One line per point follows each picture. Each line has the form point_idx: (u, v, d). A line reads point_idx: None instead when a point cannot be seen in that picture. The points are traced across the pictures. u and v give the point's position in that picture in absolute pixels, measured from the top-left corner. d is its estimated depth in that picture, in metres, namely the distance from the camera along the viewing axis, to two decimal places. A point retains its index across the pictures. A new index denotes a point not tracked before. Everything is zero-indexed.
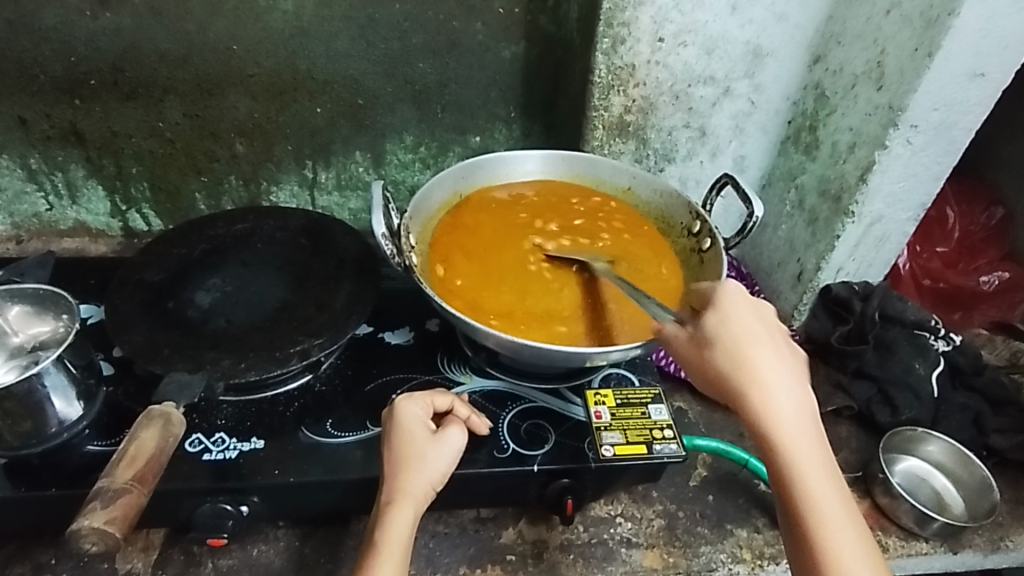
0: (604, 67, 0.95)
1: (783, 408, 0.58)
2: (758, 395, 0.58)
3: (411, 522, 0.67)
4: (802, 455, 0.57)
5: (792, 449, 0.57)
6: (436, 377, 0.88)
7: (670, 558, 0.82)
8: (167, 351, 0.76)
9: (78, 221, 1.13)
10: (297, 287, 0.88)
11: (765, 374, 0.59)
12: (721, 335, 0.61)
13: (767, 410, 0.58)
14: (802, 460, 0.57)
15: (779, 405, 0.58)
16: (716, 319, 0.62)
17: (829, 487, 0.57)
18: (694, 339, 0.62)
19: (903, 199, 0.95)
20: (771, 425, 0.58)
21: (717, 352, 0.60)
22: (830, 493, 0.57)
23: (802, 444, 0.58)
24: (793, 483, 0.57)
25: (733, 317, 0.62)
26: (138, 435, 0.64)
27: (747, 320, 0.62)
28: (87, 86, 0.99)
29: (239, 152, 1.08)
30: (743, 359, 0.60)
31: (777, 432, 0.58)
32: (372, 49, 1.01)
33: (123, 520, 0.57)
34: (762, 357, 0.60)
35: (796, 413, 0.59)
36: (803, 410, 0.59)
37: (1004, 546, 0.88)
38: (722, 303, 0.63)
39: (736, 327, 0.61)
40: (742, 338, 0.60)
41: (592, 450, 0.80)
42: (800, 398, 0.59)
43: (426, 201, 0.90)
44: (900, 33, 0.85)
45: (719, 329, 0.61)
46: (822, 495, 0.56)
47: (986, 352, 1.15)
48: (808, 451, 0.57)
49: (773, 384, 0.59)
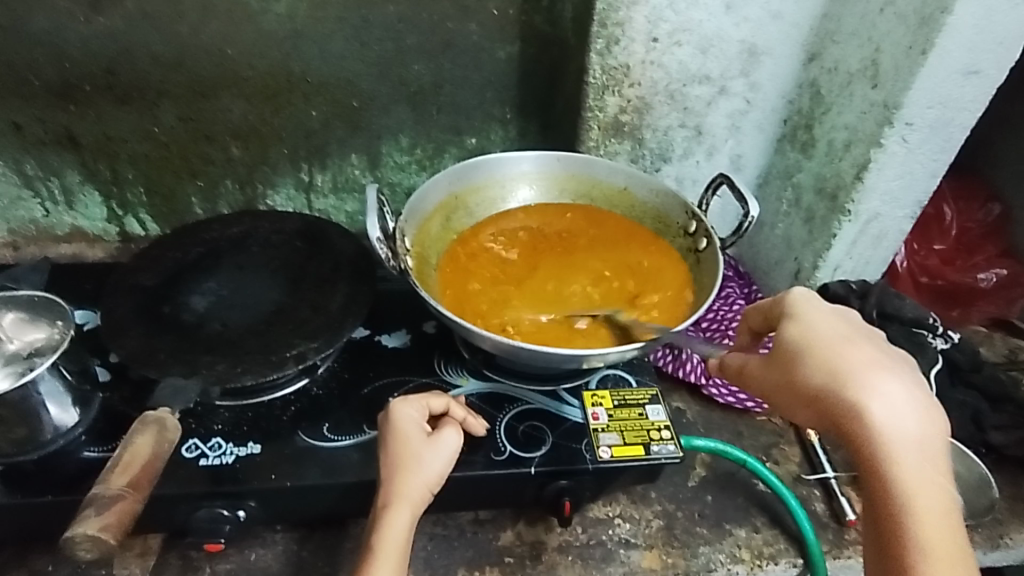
0: (599, 67, 0.95)
1: (891, 412, 0.57)
2: (856, 392, 0.58)
3: (407, 525, 0.67)
4: (903, 455, 0.56)
5: (892, 450, 0.56)
6: (433, 379, 0.87)
7: (669, 559, 0.82)
8: (161, 356, 0.76)
9: (74, 226, 1.13)
10: (293, 291, 0.87)
11: (860, 374, 0.59)
12: (808, 337, 0.62)
13: (862, 407, 0.57)
14: (904, 460, 0.55)
15: (884, 407, 0.57)
16: (798, 327, 0.63)
17: (934, 492, 0.54)
18: (780, 346, 0.64)
19: (900, 196, 0.95)
20: (869, 424, 0.57)
21: (806, 356, 0.61)
22: (933, 497, 0.54)
23: (901, 443, 0.56)
24: (894, 487, 0.55)
25: (821, 325, 0.63)
26: (131, 442, 0.64)
27: (836, 326, 0.63)
28: (81, 91, 0.99)
29: (235, 155, 1.08)
30: (840, 364, 0.59)
31: (874, 431, 0.57)
32: (366, 50, 1.01)
33: (117, 527, 0.57)
34: (858, 359, 0.60)
35: (899, 417, 0.57)
36: (909, 416, 0.57)
37: (1004, 543, 0.87)
38: (805, 312, 0.64)
39: (825, 331, 0.62)
40: (830, 341, 0.61)
41: (589, 452, 0.80)
42: (901, 400, 0.58)
43: (421, 204, 0.90)
44: (895, 30, 0.85)
45: (803, 335, 0.63)
46: (923, 499, 0.54)
47: (985, 348, 1.15)
48: (910, 453, 0.56)
49: (874, 386, 0.58)
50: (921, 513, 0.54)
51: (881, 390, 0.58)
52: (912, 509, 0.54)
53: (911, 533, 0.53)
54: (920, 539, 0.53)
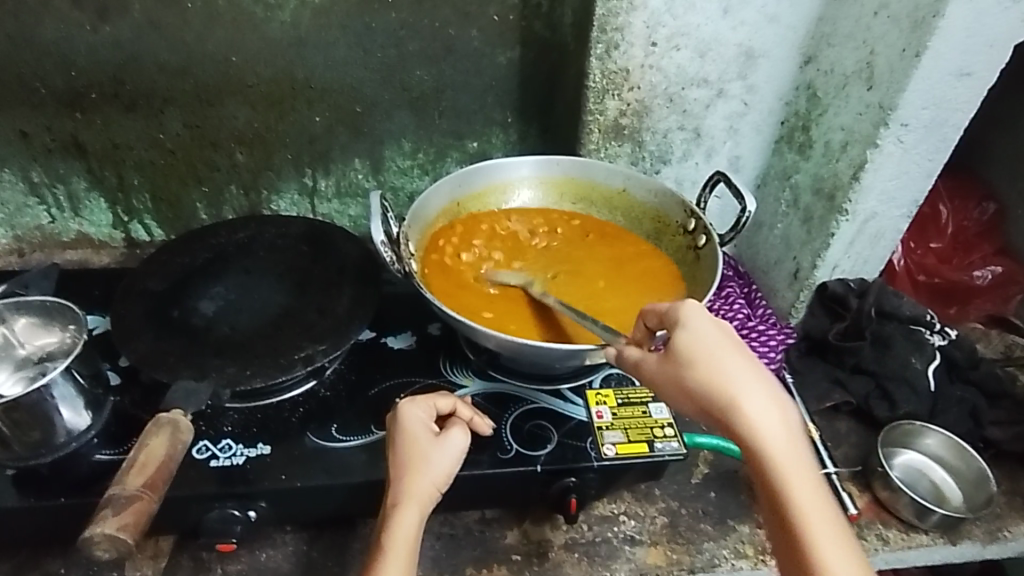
0: (599, 71, 0.96)
1: (762, 422, 0.59)
2: (736, 405, 0.60)
3: (416, 524, 0.68)
4: (783, 462, 0.58)
5: (774, 459, 0.58)
6: (439, 380, 0.89)
7: (674, 555, 0.83)
8: (171, 360, 0.77)
9: (80, 232, 1.14)
10: (300, 294, 0.89)
11: (737, 384, 0.61)
12: (691, 350, 0.62)
13: (744, 421, 0.59)
14: (787, 468, 0.58)
15: (756, 422, 0.59)
16: (682, 335, 0.63)
17: (819, 504, 0.57)
18: (667, 357, 0.63)
19: (896, 195, 0.96)
20: (752, 435, 0.59)
21: (690, 370, 0.62)
22: (819, 504, 0.57)
23: (781, 450, 0.59)
24: (778, 493, 0.57)
25: (699, 334, 0.63)
26: (147, 442, 0.65)
27: (718, 333, 0.63)
28: (87, 99, 1.00)
29: (239, 161, 1.10)
30: (719, 379, 0.61)
31: (758, 442, 0.59)
32: (369, 56, 1.02)
33: (135, 526, 0.58)
34: (733, 371, 0.61)
35: (774, 421, 0.60)
36: (784, 422, 0.60)
37: (1003, 537, 0.89)
38: (688, 321, 0.63)
39: (708, 341, 0.62)
40: (711, 350, 0.62)
41: (594, 449, 0.81)
42: (779, 414, 0.60)
43: (424, 208, 0.92)
44: (888, 34, 0.86)
45: (688, 347, 0.62)
46: (808, 502, 0.57)
47: (982, 345, 1.17)
48: (798, 475, 0.58)
49: (750, 395, 0.60)
50: (810, 520, 0.56)
51: (756, 400, 0.60)
52: (799, 515, 0.56)
53: (801, 540, 0.56)
54: (809, 544, 0.55)
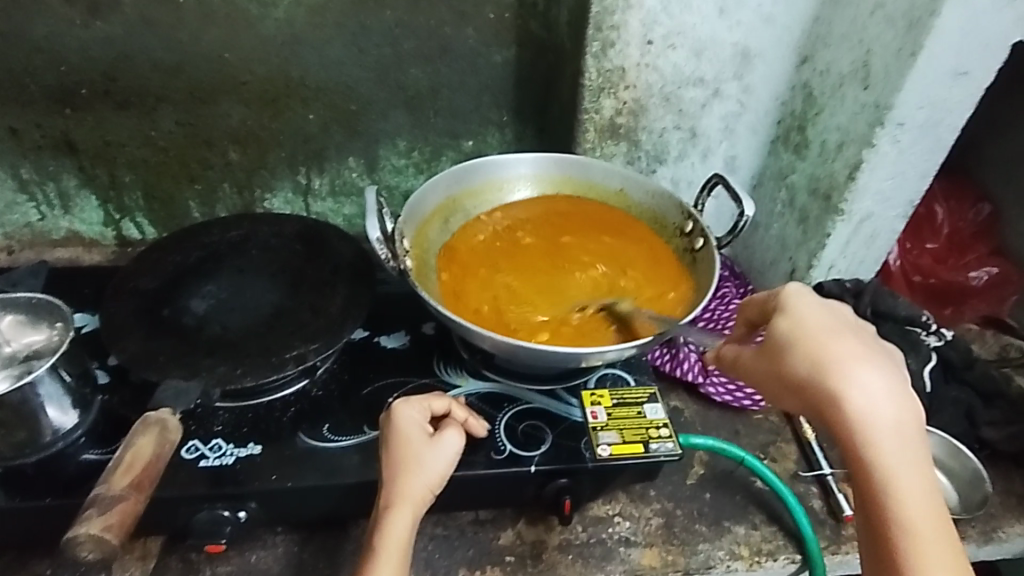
0: (595, 70, 0.96)
1: (874, 409, 0.56)
2: (846, 395, 0.56)
3: (409, 525, 0.67)
4: (894, 466, 0.55)
5: (878, 448, 0.55)
6: (433, 380, 0.88)
7: (668, 557, 0.83)
8: (161, 358, 0.77)
9: (70, 231, 1.13)
10: (292, 293, 0.88)
11: (852, 374, 0.57)
12: (799, 336, 0.59)
13: (858, 417, 0.56)
14: (892, 464, 0.55)
15: (869, 410, 0.56)
16: (788, 322, 0.61)
17: (926, 503, 0.54)
18: (770, 343, 0.61)
19: (892, 196, 0.96)
20: (870, 436, 0.55)
21: (793, 351, 0.59)
22: (928, 510, 0.54)
23: (897, 453, 0.55)
24: (887, 498, 0.54)
25: (808, 318, 0.61)
26: (134, 442, 0.64)
27: (831, 321, 0.60)
28: (79, 96, 0.99)
29: (233, 159, 1.09)
30: (827, 360, 0.58)
31: (867, 436, 0.55)
32: (364, 55, 1.02)
33: (120, 527, 0.57)
34: (845, 355, 0.58)
35: (891, 417, 0.56)
36: (903, 419, 0.56)
37: (998, 537, 0.89)
38: (794, 304, 0.62)
39: (813, 326, 0.60)
40: (824, 337, 0.59)
41: (589, 451, 0.80)
42: (899, 406, 0.56)
43: (420, 206, 0.91)
44: (885, 33, 0.86)
45: (791, 330, 0.60)
46: (916, 510, 0.54)
47: (977, 346, 1.16)
48: (905, 469, 0.55)
49: (862, 385, 0.57)
50: (918, 531, 0.53)
51: (868, 386, 0.57)
52: (908, 525, 0.53)
53: (901, 545, 0.53)
54: (912, 554, 0.53)
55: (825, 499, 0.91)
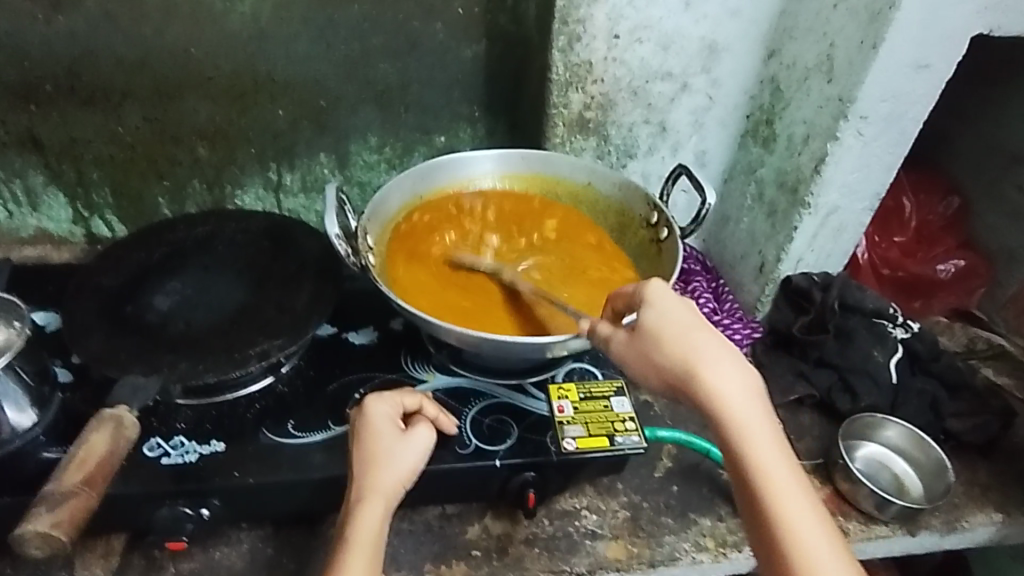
0: (562, 64, 0.96)
1: (729, 394, 0.60)
2: (704, 383, 0.61)
3: (381, 519, 0.67)
4: (756, 447, 0.59)
5: (742, 432, 0.59)
6: (399, 375, 0.88)
7: (634, 549, 0.83)
8: (122, 356, 0.76)
9: (39, 228, 1.12)
10: (258, 289, 0.87)
11: (708, 365, 0.61)
12: (660, 327, 0.64)
13: (706, 398, 0.61)
14: (754, 446, 0.59)
15: (724, 393, 0.60)
16: (655, 316, 0.65)
17: (787, 477, 0.58)
18: (636, 333, 0.65)
19: (857, 189, 0.97)
20: (726, 412, 0.60)
21: (659, 348, 0.63)
22: (787, 483, 0.58)
23: (751, 431, 0.59)
24: (753, 474, 0.58)
25: (668, 311, 0.65)
26: (88, 439, 0.64)
27: (685, 312, 0.65)
28: (42, 91, 0.98)
29: (201, 155, 1.08)
30: (689, 353, 0.62)
31: (727, 419, 0.60)
32: (332, 50, 1.01)
33: (69, 523, 0.57)
34: (702, 346, 0.62)
35: (740, 395, 0.60)
36: (755, 404, 0.60)
37: (961, 527, 0.89)
38: (653, 300, 0.66)
39: (673, 319, 0.64)
40: (681, 330, 0.63)
41: (554, 444, 0.80)
42: (754, 391, 0.61)
43: (384, 204, 0.91)
44: (847, 27, 0.87)
45: (656, 325, 0.64)
46: (779, 482, 0.58)
47: (945, 338, 1.18)
48: (767, 448, 0.59)
49: (720, 375, 0.61)
50: (785, 506, 0.57)
51: (724, 374, 0.61)
52: (773, 502, 0.57)
53: (773, 521, 0.56)
54: (785, 532, 0.56)
55: None
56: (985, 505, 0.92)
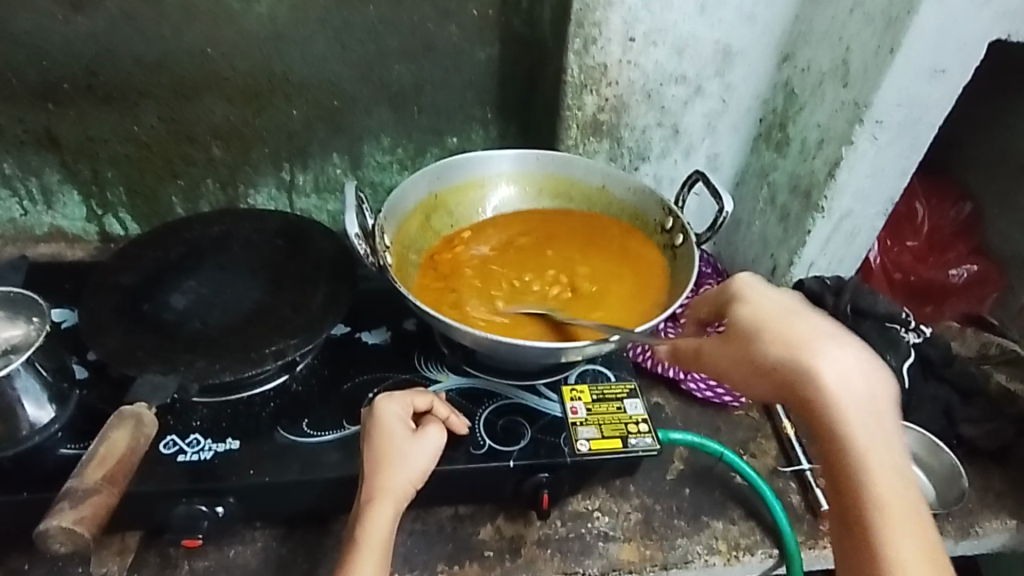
0: (577, 67, 0.96)
1: (841, 383, 0.59)
2: (816, 371, 0.59)
3: (391, 518, 0.68)
4: (868, 445, 0.57)
5: (847, 426, 0.57)
6: (413, 376, 0.88)
7: (647, 551, 0.83)
8: (139, 354, 0.76)
9: (53, 226, 1.13)
10: (273, 289, 0.88)
11: (822, 352, 0.60)
12: (757, 318, 0.63)
13: (817, 382, 0.59)
14: (862, 441, 0.57)
15: (836, 383, 0.59)
16: (749, 309, 0.65)
17: (895, 477, 0.56)
18: (734, 330, 0.65)
19: (871, 194, 0.97)
20: (831, 401, 0.58)
21: (761, 336, 0.62)
22: (897, 483, 0.56)
23: (863, 428, 0.57)
24: (859, 471, 0.56)
25: (766, 304, 0.65)
26: (109, 436, 0.64)
27: (784, 304, 0.65)
28: (61, 91, 0.99)
29: (216, 155, 1.08)
30: (797, 340, 0.60)
31: (836, 411, 0.58)
32: (347, 51, 1.02)
33: (92, 520, 0.57)
34: (809, 334, 0.61)
35: (853, 390, 0.59)
36: (871, 397, 0.58)
37: (976, 533, 0.89)
38: (749, 295, 0.66)
39: (772, 312, 0.64)
40: (781, 318, 0.63)
41: (567, 445, 0.80)
42: (873, 382, 0.59)
43: (400, 203, 0.91)
44: (864, 32, 0.87)
45: (755, 316, 0.64)
46: (887, 480, 0.56)
47: (957, 343, 1.18)
48: (880, 443, 0.57)
49: (830, 364, 0.59)
50: (887, 505, 0.55)
51: (835, 363, 0.59)
52: (878, 501, 0.56)
53: (874, 521, 0.55)
54: (884, 530, 0.55)
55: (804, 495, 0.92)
56: (999, 512, 0.92)
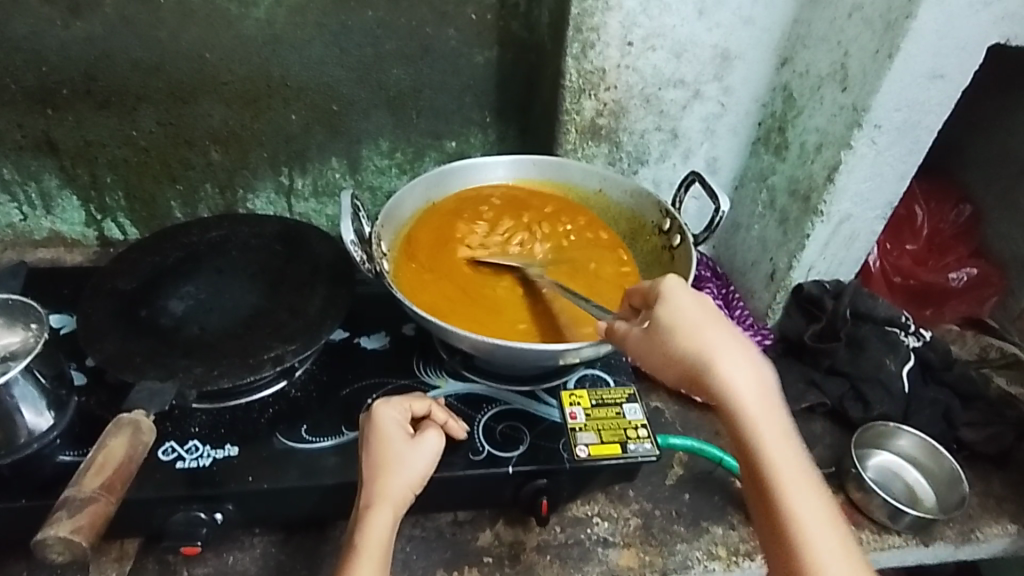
0: (575, 71, 0.96)
1: (743, 383, 0.57)
2: (716, 373, 0.58)
3: (390, 524, 0.67)
4: (767, 439, 0.56)
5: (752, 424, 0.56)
6: (412, 381, 0.88)
7: (647, 556, 0.83)
8: (137, 360, 0.76)
9: (52, 231, 1.13)
10: (271, 294, 0.88)
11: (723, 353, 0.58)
12: (673, 318, 0.61)
13: (722, 383, 0.57)
14: (764, 437, 0.56)
15: (738, 383, 0.57)
16: (668, 308, 0.62)
17: (799, 470, 0.55)
18: (651, 330, 0.62)
19: (871, 197, 0.96)
20: (733, 401, 0.57)
21: (670, 337, 0.60)
22: (801, 475, 0.55)
23: (763, 422, 0.56)
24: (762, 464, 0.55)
25: (685, 301, 0.62)
26: (106, 444, 0.64)
27: (698, 301, 0.62)
28: (58, 96, 0.99)
29: (214, 159, 1.08)
30: (700, 341, 0.59)
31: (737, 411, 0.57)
32: (346, 55, 1.02)
33: (89, 529, 0.57)
34: (716, 334, 0.59)
35: (755, 389, 0.58)
36: (772, 396, 0.57)
37: (976, 538, 0.89)
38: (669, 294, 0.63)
39: (687, 311, 0.61)
40: (694, 317, 0.61)
41: (567, 451, 0.80)
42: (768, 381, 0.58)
43: (398, 210, 0.91)
44: (862, 35, 0.87)
45: (668, 316, 0.61)
46: (790, 474, 0.54)
47: (958, 347, 1.18)
48: (779, 437, 0.56)
49: (734, 365, 0.58)
50: (791, 495, 0.54)
51: (739, 364, 0.58)
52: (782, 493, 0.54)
53: (780, 511, 0.54)
54: (789, 518, 0.53)
55: None
56: (999, 516, 0.92)
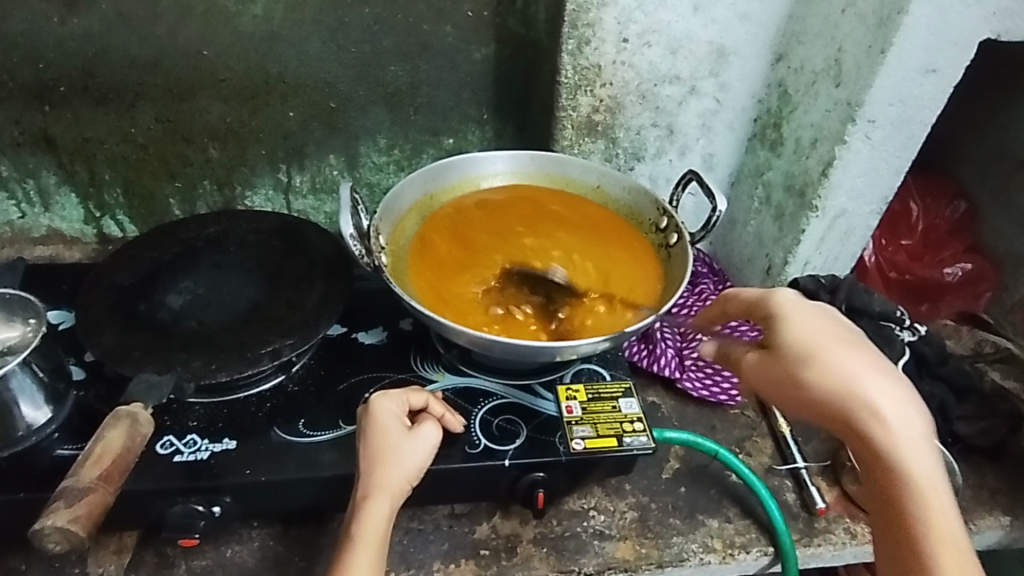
0: (571, 67, 0.97)
1: (890, 415, 0.61)
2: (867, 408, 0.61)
3: (387, 514, 0.68)
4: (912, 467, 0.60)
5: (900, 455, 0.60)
6: (409, 375, 0.88)
7: (643, 549, 0.83)
8: (135, 353, 0.77)
9: (51, 228, 1.13)
10: (268, 288, 0.88)
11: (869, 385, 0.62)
12: (804, 344, 0.65)
13: (871, 418, 0.61)
14: (913, 466, 0.60)
15: (888, 415, 0.61)
16: (793, 333, 0.66)
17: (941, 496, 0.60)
18: (780, 353, 0.66)
19: (866, 192, 0.97)
20: (886, 435, 0.61)
21: (807, 369, 0.63)
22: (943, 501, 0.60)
23: (915, 450, 0.61)
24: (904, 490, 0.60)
25: (804, 326, 0.66)
26: (104, 435, 0.65)
27: (818, 326, 0.66)
28: (57, 92, 0.99)
29: (213, 156, 1.09)
30: (844, 374, 0.62)
31: (889, 444, 0.61)
32: (343, 51, 1.02)
33: (87, 519, 0.58)
34: (852, 364, 0.63)
35: (904, 421, 0.62)
36: (916, 425, 0.61)
37: (970, 530, 0.90)
38: (787, 315, 0.67)
39: (818, 338, 0.65)
40: (823, 345, 0.64)
41: (563, 444, 0.81)
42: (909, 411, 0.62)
43: (396, 203, 0.92)
44: (856, 31, 0.87)
45: (800, 343, 0.65)
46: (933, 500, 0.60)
47: (952, 342, 1.18)
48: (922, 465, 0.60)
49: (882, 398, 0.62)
50: (935, 522, 0.60)
51: (885, 395, 0.62)
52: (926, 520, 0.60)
53: (924, 538, 0.60)
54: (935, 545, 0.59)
55: (798, 492, 0.92)
56: (992, 508, 0.92)
